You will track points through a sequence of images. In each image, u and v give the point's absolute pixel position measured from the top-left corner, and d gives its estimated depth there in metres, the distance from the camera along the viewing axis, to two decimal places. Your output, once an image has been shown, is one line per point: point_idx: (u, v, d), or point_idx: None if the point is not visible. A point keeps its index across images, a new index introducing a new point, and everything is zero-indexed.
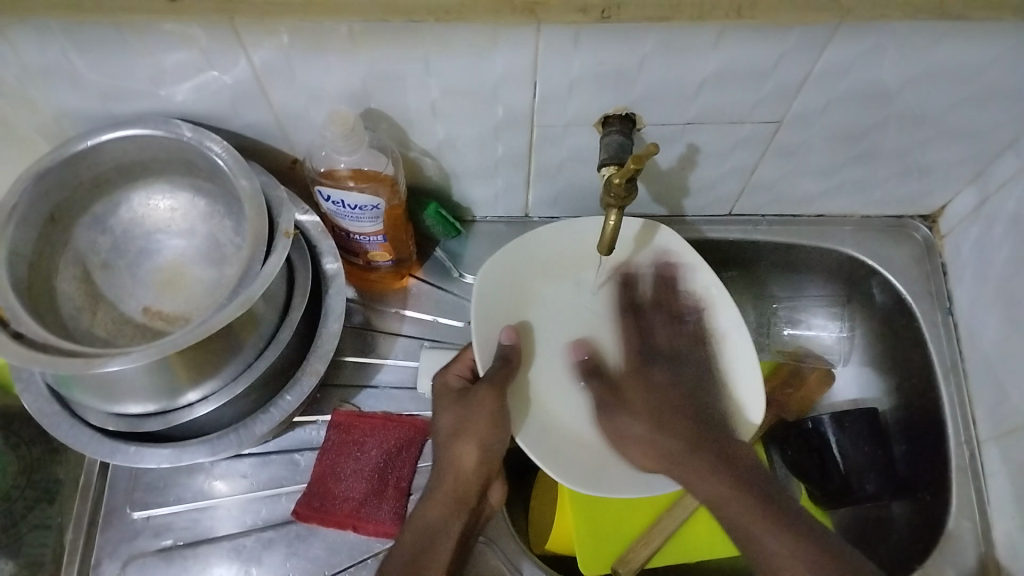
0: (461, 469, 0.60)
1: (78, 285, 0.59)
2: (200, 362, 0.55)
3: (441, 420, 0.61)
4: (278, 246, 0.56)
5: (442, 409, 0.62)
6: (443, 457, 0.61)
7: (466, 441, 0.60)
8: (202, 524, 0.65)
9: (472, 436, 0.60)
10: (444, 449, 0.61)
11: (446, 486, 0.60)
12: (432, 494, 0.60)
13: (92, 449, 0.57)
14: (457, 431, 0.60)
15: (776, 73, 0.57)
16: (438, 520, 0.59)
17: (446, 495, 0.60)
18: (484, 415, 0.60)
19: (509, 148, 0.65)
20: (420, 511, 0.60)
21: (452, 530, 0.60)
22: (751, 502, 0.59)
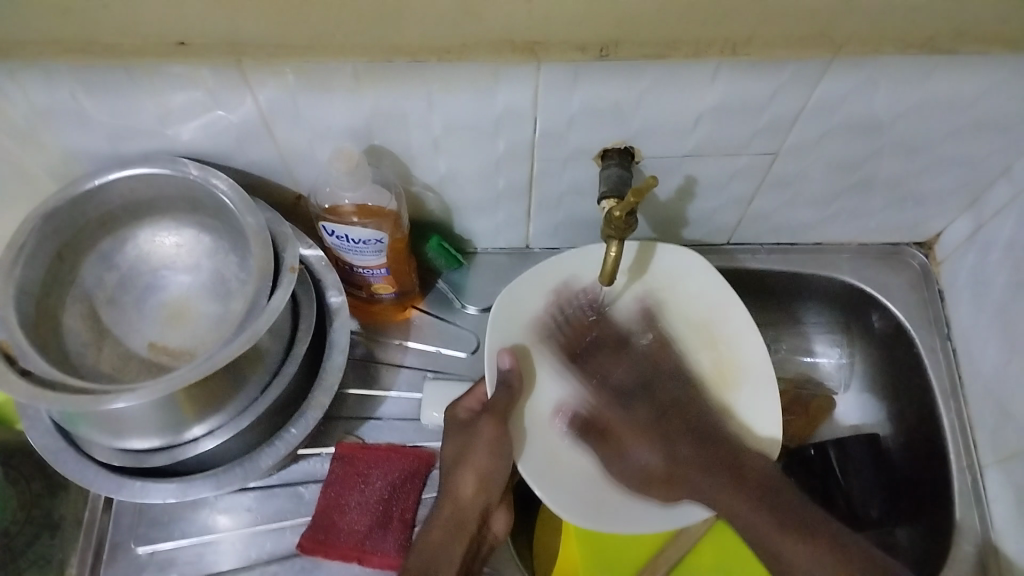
0: (462, 495, 0.61)
1: (85, 322, 0.60)
2: (206, 397, 0.55)
3: (446, 450, 0.63)
4: (284, 281, 0.56)
5: (447, 439, 0.64)
6: (445, 487, 0.62)
7: (467, 470, 0.61)
8: (206, 558, 0.65)
9: (471, 467, 0.61)
10: (448, 480, 0.62)
11: (449, 512, 0.61)
12: (435, 522, 0.61)
13: (97, 485, 0.57)
14: (459, 461, 0.62)
15: (772, 106, 0.58)
16: (438, 545, 0.59)
17: (449, 523, 0.60)
18: (486, 445, 0.62)
19: (510, 182, 0.66)
20: (424, 538, 0.60)
21: (454, 556, 0.59)
22: (780, 527, 0.60)
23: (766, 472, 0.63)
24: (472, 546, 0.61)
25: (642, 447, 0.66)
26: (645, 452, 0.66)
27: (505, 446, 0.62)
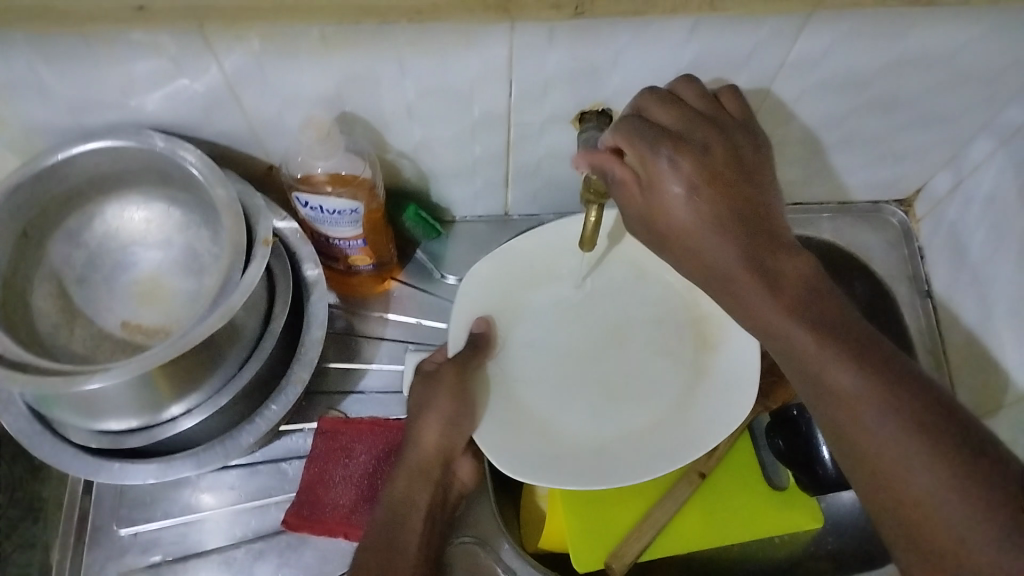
0: (423, 442, 0.60)
1: (54, 301, 0.59)
2: (183, 375, 0.54)
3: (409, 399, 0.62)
4: (258, 255, 0.55)
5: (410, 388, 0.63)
6: (409, 436, 0.60)
7: (430, 418, 0.60)
8: (190, 538, 0.64)
9: (432, 415, 0.60)
10: (411, 429, 0.60)
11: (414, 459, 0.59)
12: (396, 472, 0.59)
13: (74, 467, 0.56)
14: (421, 410, 0.60)
15: (751, 64, 0.57)
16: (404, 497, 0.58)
17: (413, 469, 0.59)
18: (445, 390, 0.60)
19: (487, 148, 0.65)
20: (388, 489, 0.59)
21: (420, 503, 0.58)
22: (854, 364, 0.47)
23: (820, 296, 0.49)
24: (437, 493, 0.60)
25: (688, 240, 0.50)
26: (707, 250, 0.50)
27: (468, 392, 0.62)
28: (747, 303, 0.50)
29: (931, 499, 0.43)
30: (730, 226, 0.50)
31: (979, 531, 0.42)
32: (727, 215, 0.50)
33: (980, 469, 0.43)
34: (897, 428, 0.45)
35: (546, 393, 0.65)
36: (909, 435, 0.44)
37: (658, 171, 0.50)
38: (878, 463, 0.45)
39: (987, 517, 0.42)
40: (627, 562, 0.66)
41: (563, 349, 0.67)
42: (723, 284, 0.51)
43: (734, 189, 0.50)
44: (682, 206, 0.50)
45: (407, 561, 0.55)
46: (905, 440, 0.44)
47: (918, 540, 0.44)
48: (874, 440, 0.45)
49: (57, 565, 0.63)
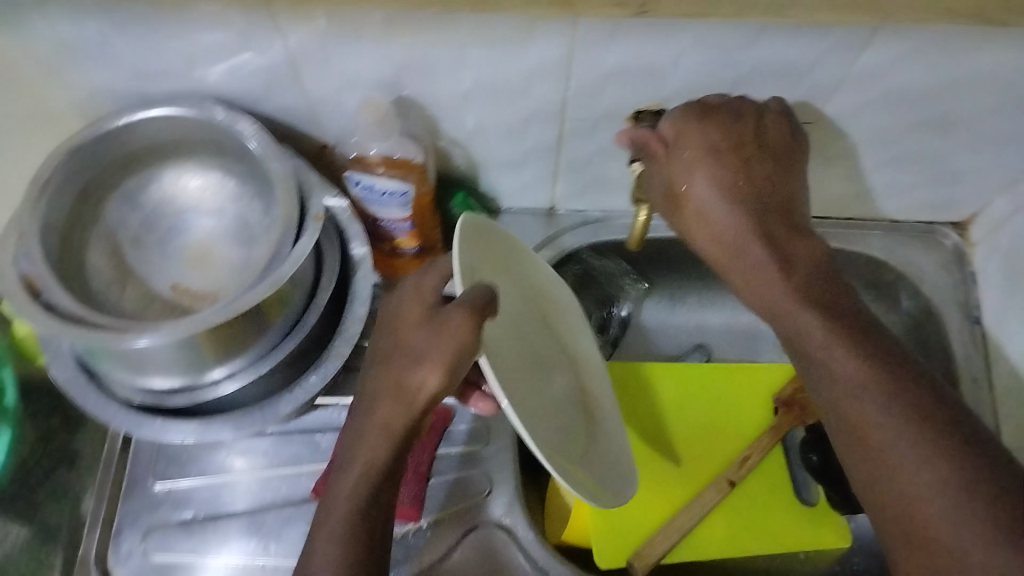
0: (418, 391, 0.47)
1: (109, 259, 0.61)
2: (226, 341, 0.56)
3: (402, 329, 0.49)
4: (308, 230, 0.56)
5: (408, 314, 0.49)
6: (397, 379, 0.48)
7: (429, 366, 0.46)
8: (222, 498, 0.66)
9: (434, 363, 0.46)
10: (402, 374, 0.48)
11: (403, 413, 0.47)
12: (373, 419, 0.48)
13: (117, 421, 0.57)
14: (420, 352, 0.47)
15: (812, 74, 0.56)
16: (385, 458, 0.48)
17: (398, 426, 0.48)
18: (455, 343, 0.46)
19: (538, 140, 0.65)
20: (362, 442, 0.48)
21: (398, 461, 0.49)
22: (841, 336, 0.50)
23: (823, 291, 0.53)
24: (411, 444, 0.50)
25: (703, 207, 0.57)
26: (714, 218, 0.56)
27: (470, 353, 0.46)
28: (750, 271, 0.55)
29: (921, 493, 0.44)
30: (740, 197, 0.56)
31: (948, 497, 0.43)
32: (740, 187, 0.56)
33: (952, 434, 0.45)
34: (875, 394, 0.48)
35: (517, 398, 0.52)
36: (908, 419, 0.46)
37: (684, 139, 0.56)
38: (871, 430, 0.47)
39: (970, 493, 0.43)
40: (650, 562, 0.65)
41: (535, 340, 0.61)
42: (734, 257, 0.56)
43: (749, 164, 0.56)
44: (700, 177, 0.56)
45: (375, 534, 0.47)
46: (900, 421, 0.46)
47: (891, 503, 0.46)
48: (861, 407, 0.48)
49: (94, 513, 0.66)
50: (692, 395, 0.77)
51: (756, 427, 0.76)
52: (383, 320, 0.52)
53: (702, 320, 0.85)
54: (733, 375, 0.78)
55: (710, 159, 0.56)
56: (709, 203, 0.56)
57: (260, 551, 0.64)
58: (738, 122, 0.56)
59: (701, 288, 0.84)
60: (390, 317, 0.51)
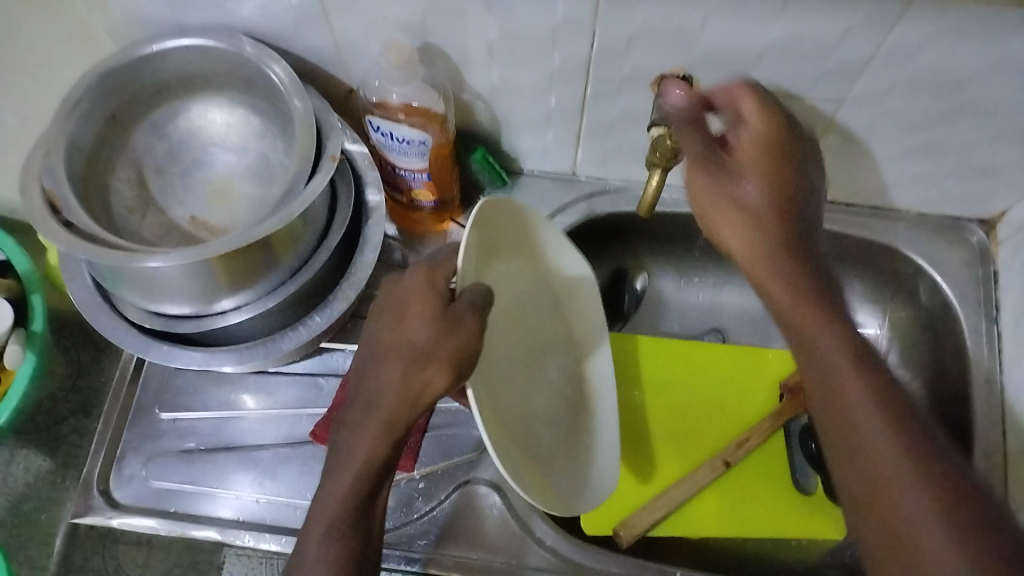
0: (425, 390, 0.47)
1: (132, 186, 0.62)
2: (235, 272, 0.57)
3: (405, 325, 0.49)
4: (323, 168, 0.57)
5: (413, 307, 0.49)
6: (403, 378, 0.48)
7: (438, 366, 0.47)
8: (224, 433, 0.68)
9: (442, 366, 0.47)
10: (409, 375, 0.47)
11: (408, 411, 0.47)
12: (375, 418, 0.48)
13: (126, 342, 0.59)
14: (431, 351, 0.47)
15: (841, 47, 0.56)
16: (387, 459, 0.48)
17: (400, 425, 0.48)
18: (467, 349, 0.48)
19: (561, 101, 0.65)
20: (359, 442, 0.48)
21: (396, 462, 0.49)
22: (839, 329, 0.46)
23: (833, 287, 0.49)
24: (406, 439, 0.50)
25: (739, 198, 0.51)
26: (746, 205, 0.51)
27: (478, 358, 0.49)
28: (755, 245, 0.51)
29: (898, 485, 0.39)
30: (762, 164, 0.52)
31: (917, 497, 0.39)
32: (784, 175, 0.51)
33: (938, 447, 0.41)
34: (866, 382, 0.43)
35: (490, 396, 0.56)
36: (898, 429, 0.41)
37: (759, 139, 0.52)
38: (855, 427, 0.42)
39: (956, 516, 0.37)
40: (637, 532, 0.66)
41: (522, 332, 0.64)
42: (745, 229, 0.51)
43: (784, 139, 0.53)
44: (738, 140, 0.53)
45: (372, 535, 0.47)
46: (888, 425, 0.41)
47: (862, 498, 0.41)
48: (854, 406, 0.43)
49: (99, 435, 0.68)
50: (700, 374, 0.77)
51: (761, 408, 0.75)
52: (387, 304, 0.51)
53: (716, 301, 0.84)
54: (747, 355, 0.78)
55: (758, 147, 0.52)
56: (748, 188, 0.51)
57: (256, 486, 0.65)
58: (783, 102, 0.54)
59: (717, 268, 0.83)
60: (398, 301, 0.50)
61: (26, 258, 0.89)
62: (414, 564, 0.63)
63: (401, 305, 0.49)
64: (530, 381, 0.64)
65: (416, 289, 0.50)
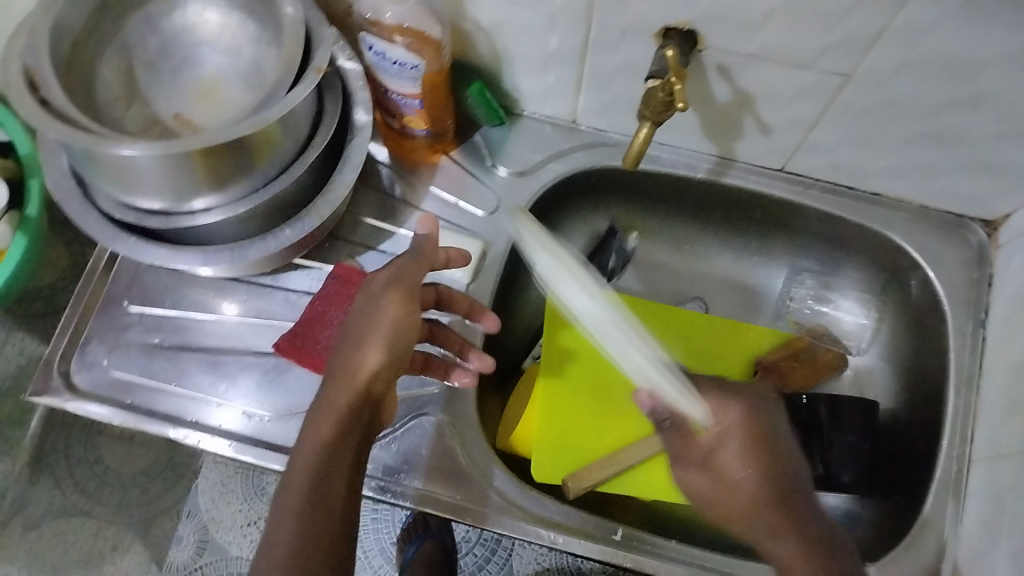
0: (362, 373, 0.53)
1: (119, 76, 0.61)
2: (208, 174, 0.56)
3: (349, 326, 0.56)
4: (306, 79, 0.55)
5: (355, 309, 0.56)
6: (342, 365, 0.54)
7: (371, 347, 0.54)
8: (190, 333, 0.68)
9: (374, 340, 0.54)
10: (343, 363, 0.54)
11: (347, 392, 0.53)
12: (322, 408, 0.53)
13: (95, 232, 0.59)
14: (362, 335, 0.54)
15: (852, 18, 0.53)
16: (331, 443, 0.52)
17: (343, 405, 0.53)
18: (389, 319, 0.54)
19: (563, 42, 0.63)
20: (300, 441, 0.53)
21: (349, 446, 0.53)
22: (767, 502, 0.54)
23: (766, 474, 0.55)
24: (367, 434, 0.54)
25: (693, 471, 0.56)
26: (735, 463, 0.55)
27: (408, 330, 0.54)
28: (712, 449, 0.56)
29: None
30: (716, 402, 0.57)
31: None
32: (775, 487, 0.54)
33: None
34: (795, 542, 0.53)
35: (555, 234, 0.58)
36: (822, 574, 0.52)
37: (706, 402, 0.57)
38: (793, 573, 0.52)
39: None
40: (583, 486, 0.66)
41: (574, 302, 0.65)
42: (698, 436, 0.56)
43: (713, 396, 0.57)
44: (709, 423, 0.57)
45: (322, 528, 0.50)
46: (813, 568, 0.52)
47: None
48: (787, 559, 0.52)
49: (66, 321, 0.68)
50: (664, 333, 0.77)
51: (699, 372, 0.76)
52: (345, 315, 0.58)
53: (704, 271, 0.83)
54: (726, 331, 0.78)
55: (739, 455, 0.55)
56: (721, 483, 0.54)
57: (213, 389, 0.66)
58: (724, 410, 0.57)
59: (709, 237, 0.82)
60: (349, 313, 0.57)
61: (28, 140, 0.90)
62: (390, 496, 0.63)
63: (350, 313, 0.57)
64: None
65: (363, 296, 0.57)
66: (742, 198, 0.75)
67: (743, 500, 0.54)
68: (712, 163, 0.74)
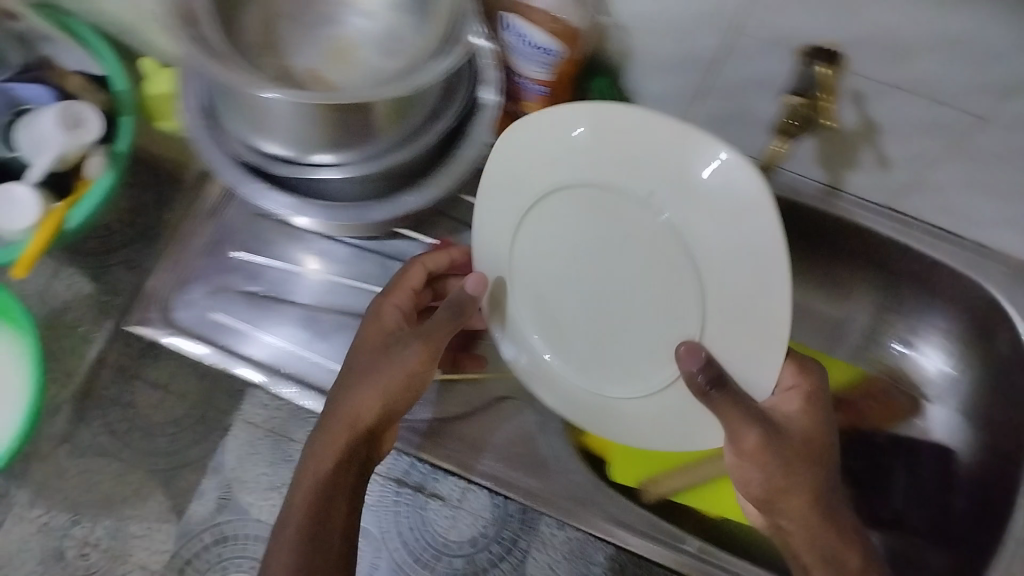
0: (357, 419, 0.60)
1: (262, 24, 0.62)
2: (342, 130, 0.57)
3: (357, 364, 0.62)
4: (454, 53, 0.56)
5: (368, 343, 0.62)
6: (346, 404, 0.61)
7: (369, 394, 0.60)
8: (287, 287, 0.69)
9: (377, 386, 0.60)
10: (347, 403, 0.61)
11: (346, 437, 0.61)
12: (326, 443, 0.61)
13: (221, 170, 0.60)
14: (369, 379, 0.61)
15: (1003, 60, 0.53)
16: (331, 480, 0.60)
17: (343, 443, 0.61)
18: (397, 369, 0.60)
19: (700, 48, 0.63)
20: (301, 482, 0.61)
21: (346, 483, 0.61)
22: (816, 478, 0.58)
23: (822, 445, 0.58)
24: (364, 466, 0.62)
25: (754, 447, 0.55)
26: (800, 443, 0.57)
27: (419, 376, 0.60)
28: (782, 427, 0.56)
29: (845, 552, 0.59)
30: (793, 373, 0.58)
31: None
32: (822, 461, 0.58)
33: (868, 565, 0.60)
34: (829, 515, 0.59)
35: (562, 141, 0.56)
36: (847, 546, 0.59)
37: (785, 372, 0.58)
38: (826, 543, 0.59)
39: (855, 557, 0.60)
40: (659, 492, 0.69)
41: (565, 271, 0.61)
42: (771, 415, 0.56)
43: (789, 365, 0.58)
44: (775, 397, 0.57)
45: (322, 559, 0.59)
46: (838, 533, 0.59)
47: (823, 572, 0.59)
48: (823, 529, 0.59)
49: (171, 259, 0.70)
50: None
51: None
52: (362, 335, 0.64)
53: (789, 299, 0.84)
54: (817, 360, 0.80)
55: (803, 419, 0.57)
56: (788, 465, 0.57)
57: (304, 342, 0.67)
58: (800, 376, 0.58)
59: (799, 265, 0.82)
60: (364, 343, 0.63)
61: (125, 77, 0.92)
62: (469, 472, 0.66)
63: (364, 344, 0.63)
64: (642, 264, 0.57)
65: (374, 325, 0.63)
66: (843, 229, 0.75)
67: (807, 472, 0.57)
68: (818, 190, 0.74)
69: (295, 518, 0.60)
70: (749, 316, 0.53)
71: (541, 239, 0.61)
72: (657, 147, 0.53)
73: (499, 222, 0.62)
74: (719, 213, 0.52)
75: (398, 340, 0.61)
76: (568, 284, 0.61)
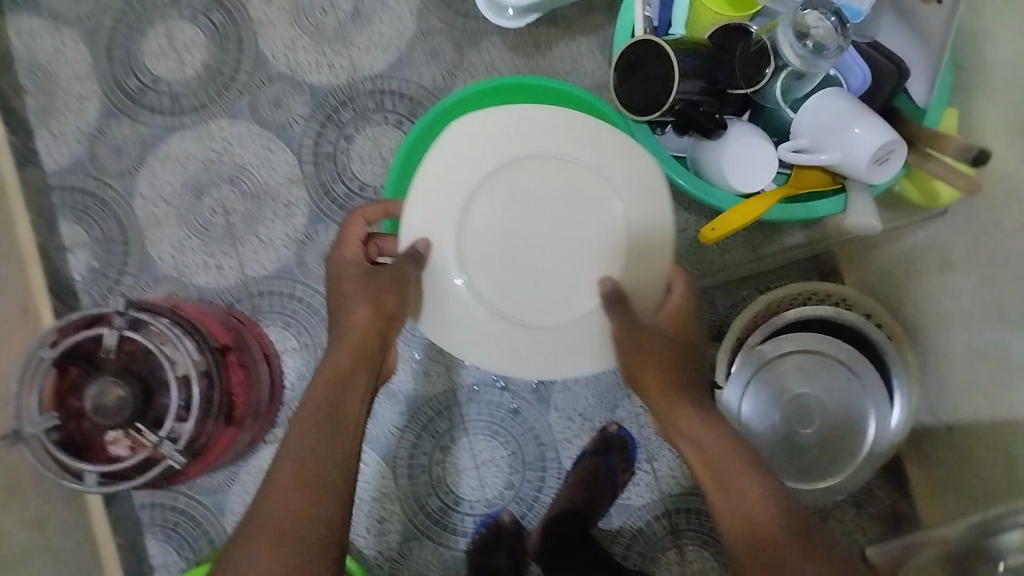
0: (359, 326, 0.91)
1: None
2: None
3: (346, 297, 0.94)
4: None
5: (347, 283, 0.95)
6: (337, 341, 0.93)
7: (361, 308, 0.92)
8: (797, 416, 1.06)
9: (361, 308, 0.92)
10: (342, 331, 0.92)
11: (347, 360, 0.90)
12: (343, 355, 0.90)
13: None
14: (352, 300, 0.93)
15: None
16: (340, 378, 0.88)
17: (336, 377, 0.88)
18: (373, 287, 0.92)
19: None
20: (312, 395, 0.87)
21: (356, 396, 0.88)
22: (674, 382, 0.91)
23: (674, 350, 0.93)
24: (374, 358, 0.92)
25: (635, 345, 0.92)
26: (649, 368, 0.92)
27: (382, 295, 0.92)
28: (630, 334, 0.92)
29: (720, 458, 0.86)
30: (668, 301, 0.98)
31: (760, 503, 0.81)
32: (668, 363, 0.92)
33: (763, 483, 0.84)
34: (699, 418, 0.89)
35: (518, 124, 0.96)
36: (728, 460, 0.86)
37: (672, 300, 0.97)
38: (716, 457, 0.86)
39: (753, 486, 0.83)
40: None
41: (502, 207, 0.96)
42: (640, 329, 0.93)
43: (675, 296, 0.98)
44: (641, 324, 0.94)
45: (336, 449, 0.83)
46: (720, 451, 0.87)
47: (723, 484, 0.84)
48: (695, 433, 0.88)
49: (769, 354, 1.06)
50: None
51: None
52: (343, 266, 0.98)
53: None
54: None
55: (673, 300, 0.97)
56: (640, 358, 0.91)
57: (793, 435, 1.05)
58: (680, 303, 0.97)
59: None
60: (353, 266, 0.97)
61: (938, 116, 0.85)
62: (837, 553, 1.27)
63: (345, 284, 0.95)
64: (519, 266, 0.96)
65: (354, 283, 0.94)
66: None
67: (661, 359, 0.92)
68: None
69: (315, 402, 0.86)
70: (660, 214, 0.96)
71: (479, 205, 0.95)
72: (578, 125, 0.97)
73: (432, 215, 0.95)
74: (616, 163, 0.97)
75: (355, 297, 0.93)
76: (488, 242, 0.95)
